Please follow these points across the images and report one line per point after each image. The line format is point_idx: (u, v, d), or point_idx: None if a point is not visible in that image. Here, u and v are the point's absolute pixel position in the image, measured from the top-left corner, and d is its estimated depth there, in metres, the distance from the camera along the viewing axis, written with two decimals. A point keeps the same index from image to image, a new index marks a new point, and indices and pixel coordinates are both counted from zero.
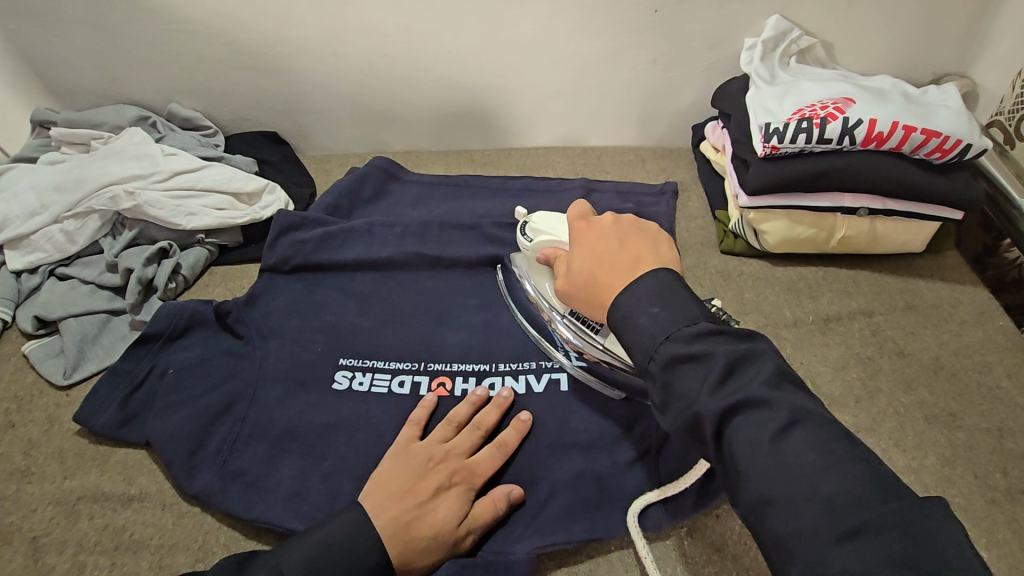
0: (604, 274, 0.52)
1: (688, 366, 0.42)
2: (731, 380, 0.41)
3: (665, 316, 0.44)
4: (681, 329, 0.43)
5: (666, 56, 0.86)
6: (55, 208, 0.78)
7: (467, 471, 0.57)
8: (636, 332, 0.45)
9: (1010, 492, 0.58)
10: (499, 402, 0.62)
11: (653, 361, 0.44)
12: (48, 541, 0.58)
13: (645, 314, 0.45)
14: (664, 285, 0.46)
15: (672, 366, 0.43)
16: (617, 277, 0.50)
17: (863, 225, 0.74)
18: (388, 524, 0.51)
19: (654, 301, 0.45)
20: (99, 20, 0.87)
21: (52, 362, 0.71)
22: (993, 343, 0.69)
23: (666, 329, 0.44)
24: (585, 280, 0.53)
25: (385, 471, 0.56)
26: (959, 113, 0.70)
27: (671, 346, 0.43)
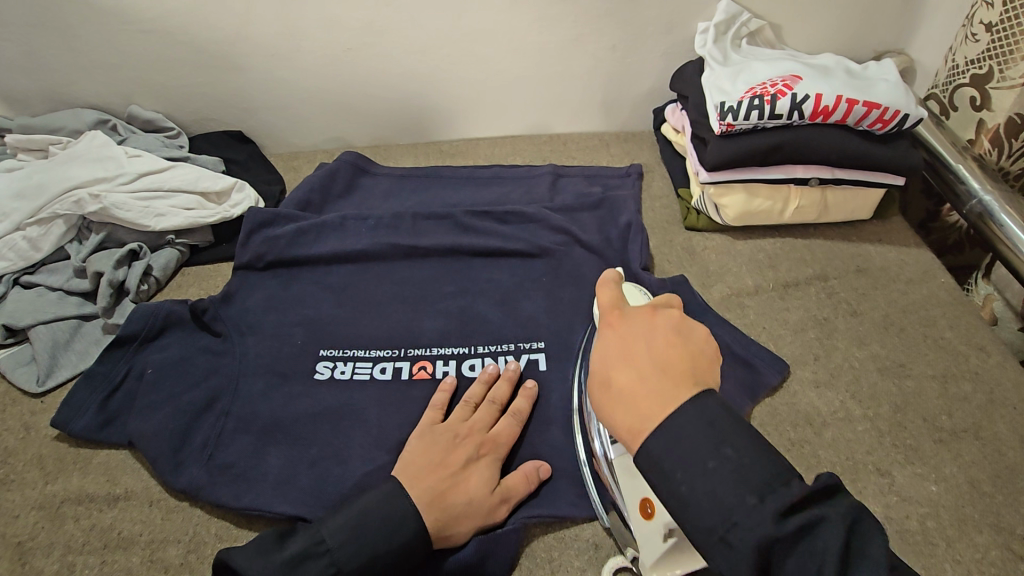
0: (628, 384, 0.44)
1: (792, 553, 0.37)
2: (850, 564, 0.37)
3: (741, 466, 0.40)
4: (772, 495, 0.38)
5: (624, 42, 0.89)
6: (17, 215, 0.76)
7: (493, 443, 0.59)
8: (702, 489, 0.40)
9: (954, 431, 0.62)
10: (508, 375, 0.64)
11: (736, 530, 0.38)
12: (34, 545, 0.58)
13: (714, 456, 0.40)
14: (713, 422, 0.41)
15: (769, 549, 0.37)
16: (647, 394, 0.43)
17: (814, 196, 0.78)
18: (424, 493, 0.54)
19: (722, 440, 0.41)
20: (50, 22, 0.85)
21: (24, 370, 0.70)
22: (937, 298, 0.74)
23: (751, 489, 0.38)
24: (602, 381, 0.46)
25: (414, 448, 0.58)
26: (897, 86, 0.75)
27: (767, 521, 0.37)
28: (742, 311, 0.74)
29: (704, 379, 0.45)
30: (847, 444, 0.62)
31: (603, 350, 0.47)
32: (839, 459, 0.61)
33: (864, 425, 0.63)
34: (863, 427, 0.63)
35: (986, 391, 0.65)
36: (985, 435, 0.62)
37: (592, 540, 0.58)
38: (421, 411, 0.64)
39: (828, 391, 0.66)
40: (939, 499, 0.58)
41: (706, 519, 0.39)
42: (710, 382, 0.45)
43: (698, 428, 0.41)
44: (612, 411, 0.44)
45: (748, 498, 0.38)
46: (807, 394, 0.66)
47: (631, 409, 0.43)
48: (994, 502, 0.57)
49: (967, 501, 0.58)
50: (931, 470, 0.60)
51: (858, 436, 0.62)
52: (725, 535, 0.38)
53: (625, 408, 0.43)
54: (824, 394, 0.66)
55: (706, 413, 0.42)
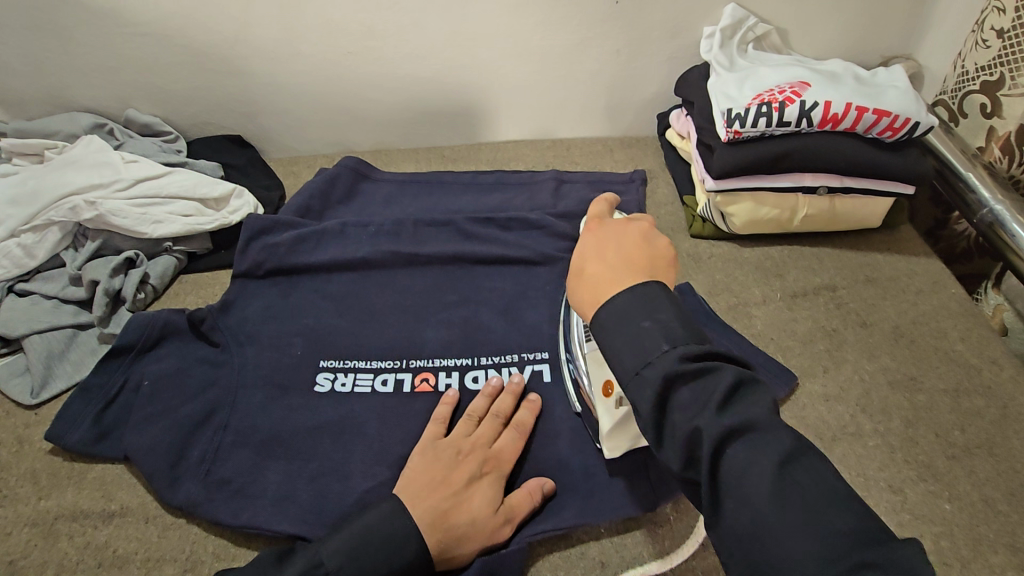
0: (594, 267, 0.48)
1: (689, 385, 0.40)
2: (736, 400, 0.39)
3: (667, 325, 0.42)
4: (685, 343, 0.41)
5: (629, 46, 0.88)
6: (11, 222, 0.75)
7: (496, 459, 0.58)
8: (631, 336, 0.43)
9: (967, 447, 0.61)
10: (511, 389, 0.63)
11: (649, 366, 0.41)
12: (27, 564, 0.57)
13: (645, 318, 0.43)
14: (652, 297, 0.44)
15: (670, 381, 0.40)
16: (608, 273, 0.47)
17: (823, 205, 0.77)
18: (426, 514, 0.52)
19: (659, 309, 0.43)
20: (46, 24, 0.83)
21: (18, 382, 0.68)
22: (947, 309, 0.73)
23: (667, 335, 0.41)
24: (575, 269, 0.51)
25: (417, 465, 0.57)
26: (907, 93, 0.73)
27: (672, 358, 0.40)
28: (749, 321, 0.73)
29: (662, 276, 0.48)
30: (858, 459, 0.61)
31: (580, 247, 0.52)
32: (850, 475, 0.60)
33: (875, 440, 0.62)
34: (874, 443, 0.62)
35: (999, 406, 0.64)
36: (999, 451, 0.61)
37: (599, 558, 0.57)
38: (424, 425, 0.62)
39: (838, 405, 0.65)
40: (953, 517, 0.57)
41: (625, 359, 0.42)
42: (669, 281, 0.48)
43: (639, 296, 0.44)
44: (578, 291, 0.49)
45: (662, 342, 0.41)
46: (816, 407, 0.65)
47: (593, 286, 0.47)
48: (1009, 522, 0.56)
49: (982, 520, 0.56)
50: (944, 488, 0.59)
51: (869, 452, 0.61)
52: (639, 369, 0.41)
53: (589, 285, 0.48)
54: (834, 408, 0.65)
55: (651, 287, 0.44)
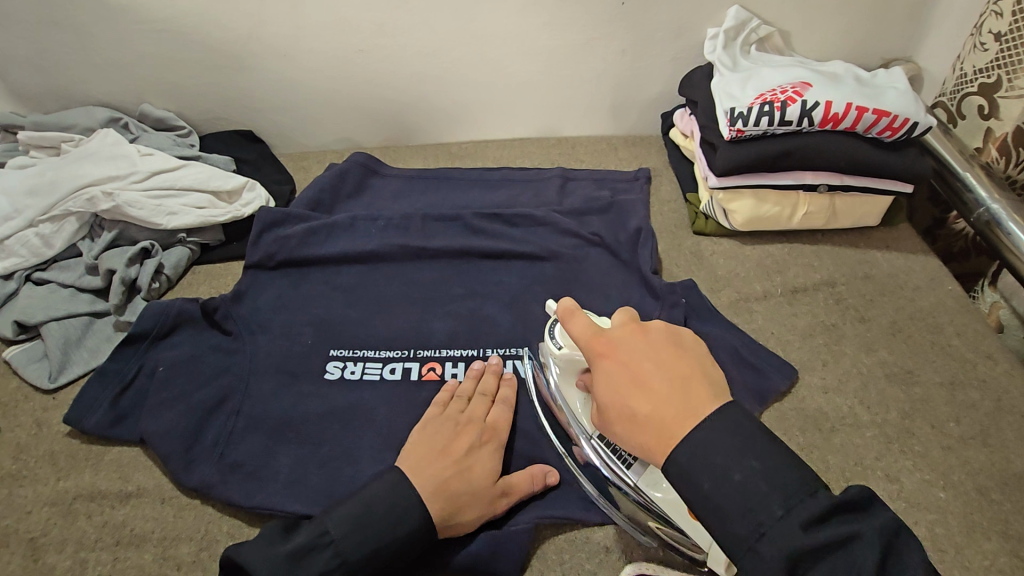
0: (645, 408, 0.44)
1: (823, 563, 0.38)
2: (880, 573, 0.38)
3: (768, 477, 0.40)
4: (801, 505, 0.39)
5: (634, 47, 0.90)
6: (29, 212, 0.77)
7: (491, 433, 0.60)
8: (729, 496, 0.40)
9: (962, 438, 0.63)
10: (492, 369, 0.66)
11: (766, 539, 0.39)
12: (47, 541, 0.58)
13: (737, 468, 0.41)
14: (733, 432, 0.42)
15: (799, 562, 0.38)
16: (668, 413, 0.43)
17: (823, 202, 0.79)
18: (429, 482, 0.54)
19: (747, 451, 0.41)
20: (65, 21, 0.85)
21: (36, 367, 0.70)
22: (944, 305, 0.74)
23: (777, 498, 0.39)
24: (617, 407, 0.46)
25: (416, 439, 0.59)
26: (906, 94, 0.75)
27: (796, 532, 0.38)
28: (749, 316, 0.75)
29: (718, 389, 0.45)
30: (855, 449, 0.62)
31: (608, 380, 0.47)
32: (847, 464, 0.61)
33: (872, 431, 0.64)
34: (872, 433, 0.64)
35: (993, 398, 0.65)
36: (993, 442, 0.62)
37: (604, 542, 0.58)
38: (423, 408, 0.64)
39: (836, 397, 0.66)
40: (947, 505, 0.58)
41: (734, 529, 0.40)
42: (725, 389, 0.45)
43: (723, 435, 0.42)
44: (635, 434, 0.45)
45: (775, 509, 0.39)
46: (815, 399, 0.66)
47: (658, 431, 0.43)
48: (1001, 510, 0.58)
49: (976, 508, 0.58)
50: (940, 477, 0.60)
51: (866, 442, 0.63)
52: (755, 543, 0.39)
53: (651, 429, 0.44)
54: (832, 400, 0.66)
55: (728, 419, 0.42)
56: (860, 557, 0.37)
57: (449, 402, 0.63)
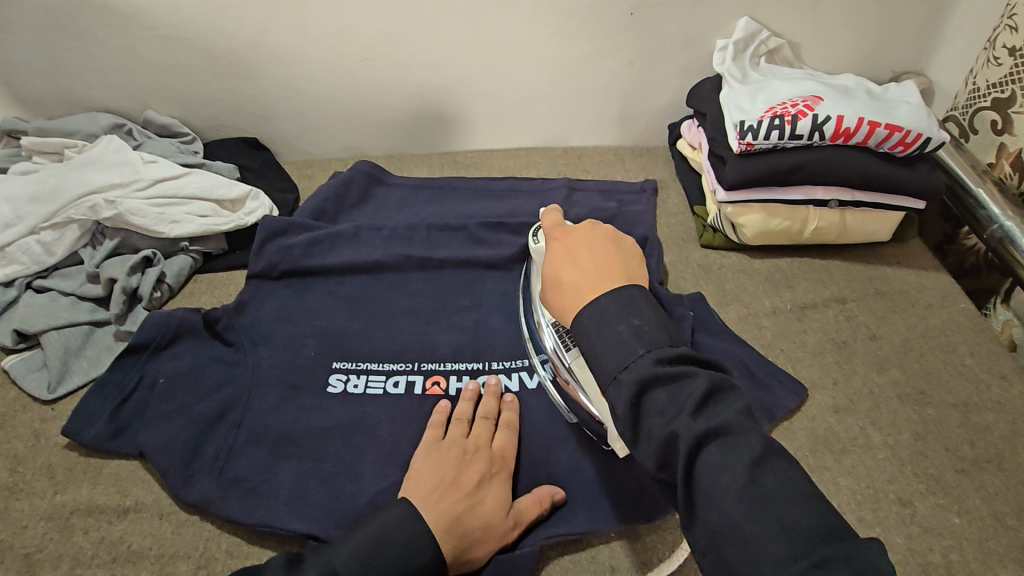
0: (570, 276, 0.51)
1: (664, 389, 0.42)
2: (711, 407, 0.41)
3: (643, 332, 0.44)
4: (659, 347, 0.44)
5: (643, 57, 0.89)
6: (31, 219, 0.76)
7: (498, 461, 0.59)
8: (609, 340, 0.45)
9: (977, 461, 0.61)
10: (491, 391, 0.64)
11: (625, 370, 0.43)
12: (42, 557, 0.57)
13: (621, 321, 0.45)
14: (632, 298, 0.47)
15: (646, 385, 0.42)
16: (585, 281, 0.50)
17: (834, 217, 0.78)
18: (441, 517, 0.52)
19: (632, 313, 0.46)
20: (70, 26, 0.85)
21: (35, 377, 0.69)
22: (957, 323, 0.73)
23: (642, 340, 0.44)
24: (550, 278, 0.53)
25: (422, 469, 0.57)
26: (919, 109, 0.74)
27: (647, 363, 0.43)
28: (758, 332, 0.74)
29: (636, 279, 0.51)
30: (868, 472, 0.61)
31: (550, 261, 0.55)
32: (860, 487, 0.60)
33: (884, 453, 0.62)
34: (884, 456, 0.62)
35: (1008, 421, 0.64)
36: (1009, 466, 0.61)
37: (608, 562, 0.57)
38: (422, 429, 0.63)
39: (847, 416, 0.65)
40: (963, 532, 0.57)
41: (605, 364, 0.45)
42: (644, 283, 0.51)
43: (618, 300, 0.47)
44: (557, 299, 0.51)
45: (638, 348, 0.44)
46: (825, 419, 0.65)
47: (573, 294, 0.50)
48: (1018, 536, 0.56)
49: (992, 535, 0.57)
50: (954, 502, 0.59)
51: (878, 464, 0.62)
52: (617, 374, 0.44)
53: (567, 292, 0.50)
54: (843, 420, 0.65)
55: (628, 290, 0.47)
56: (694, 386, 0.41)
57: (451, 428, 0.61)
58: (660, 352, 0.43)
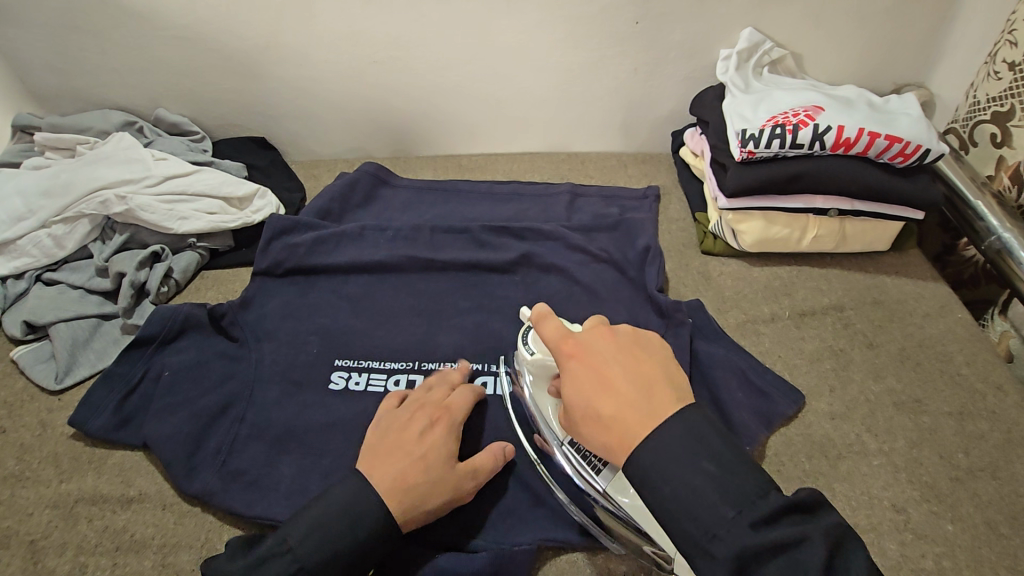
0: (610, 408, 0.45)
1: (778, 562, 0.38)
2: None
3: (719, 478, 0.41)
4: (750, 507, 0.40)
5: (647, 66, 0.90)
6: (43, 213, 0.77)
7: (449, 418, 0.59)
8: (691, 501, 0.41)
9: (971, 469, 0.62)
10: (455, 368, 0.66)
11: (717, 540, 0.39)
12: (47, 544, 0.58)
13: (693, 470, 0.41)
14: (695, 431, 0.43)
15: (749, 561, 0.38)
16: (632, 413, 0.44)
17: (833, 226, 0.79)
18: (388, 475, 0.53)
19: (701, 453, 0.42)
20: (85, 26, 0.87)
21: (43, 367, 0.71)
22: (954, 333, 0.74)
23: (731, 501, 0.40)
24: (583, 409, 0.47)
25: (372, 438, 0.57)
26: (919, 121, 0.75)
27: (744, 528, 0.39)
28: (756, 338, 0.74)
29: (680, 390, 0.47)
30: (862, 478, 0.62)
31: (573, 382, 0.48)
32: (854, 493, 0.61)
33: (879, 460, 0.63)
34: (879, 462, 0.63)
35: (1003, 430, 0.65)
36: (1003, 474, 0.62)
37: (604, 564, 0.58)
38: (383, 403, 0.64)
39: (843, 423, 0.66)
40: (955, 538, 0.57)
41: (687, 528, 0.41)
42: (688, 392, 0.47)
43: (681, 438, 0.42)
44: (601, 435, 0.46)
45: (727, 511, 0.40)
46: (821, 425, 0.66)
47: (623, 431, 0.44)
48: (1011, 544, 0.57)
49: (984, 542, 0.57)
50: (948, 509, 0.59)
51: (873, 471, 0.62)
52: (705, 542, 0.40)
53: (614, 429, 0.45)
54: (839, 427, 0.66)
55: (690, 424, 0.43)
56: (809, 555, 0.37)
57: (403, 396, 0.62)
58: (754, 512, 0.39)
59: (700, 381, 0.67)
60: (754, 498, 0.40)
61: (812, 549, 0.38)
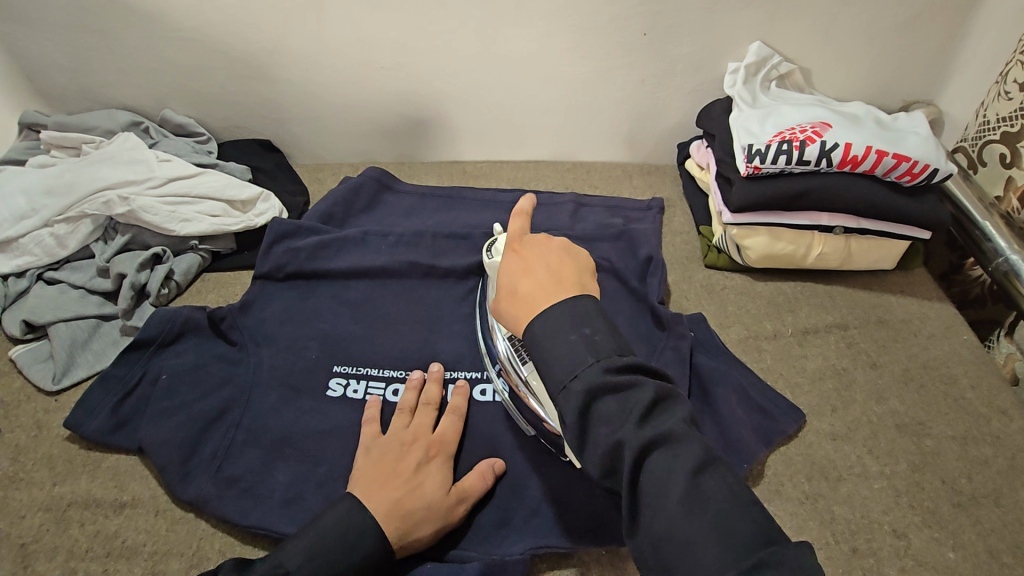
0: (524, 285, 0.49)
1: (613, 399, 0.42)
2: (658, 417, 0.42)
3: (594, 339, 0.44)
4: (609, 357, 0.43)
5: (654, 77, 0.90)
6: (46, 212, 0.77)
7: (439, 444, 0.60)
8: (562, 351, 0.44)
9: (973, 496, 0.61)
10: (434, 377, 0.66)
11: (574, 379, 0.43)
12: (38, 548, 0.58)
13: (573, 331, 0.45)
14: (589, 310, 0.46)
15: (594, 395, 0.42)
16: (540, 290, 0.48)
17: (839, 243, 0.78)
18: (381, 503, 0.53)
19: (586, 322, 0.45)
20: (94, 26, 0.87)
21: (41, 368, 0.70)
22: (958, 355, 0.73)
23: (594, 351, 0.43)
24: (504, 287, 0.51)
25: (364, 464, 0.58)
26: (927, 140, 0.74)
27: (599, 373, 0.43)
28: (758, 355, 0.74)
29: (591, 290, 0.50)
30: (863, 501, 0.61)
31: (504, 269, 0.53)
32: (854, 517, 0.60)
33: (881, 483, 0.62)
34: (881, 485, 0.62)
35: (1007, 457, 0.64)
36: (1006, 501, 0.61)
37: None
38: (360, 429, 0.63)
39: (845, 444, 0.65)
40: (956, 567, 0.57)
41: (554, 371, 0.44)
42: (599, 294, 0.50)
43: (569, 312, 0.45)
44: (510, 308, 0.49)
45: (589, 358, 0.43)
46: (823, 446, 0.65)
47: (528, 304, 0.48)
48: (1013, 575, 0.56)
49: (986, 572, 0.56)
50: (949, 536, 0.58)
51: (874, 494, 0.61)
52: (567, 383, 0.43)
53: (522, 301, 0.48)
54: (841, 448, 0.65)
55: (584, 302, 0.46)
56: (641, 393, 0.42)
57: (392, 421, 0.62)
58: (609, 360, 0.43)
59: (701, 397, 0.66)
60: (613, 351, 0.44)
61: (644, 390, 0.42)
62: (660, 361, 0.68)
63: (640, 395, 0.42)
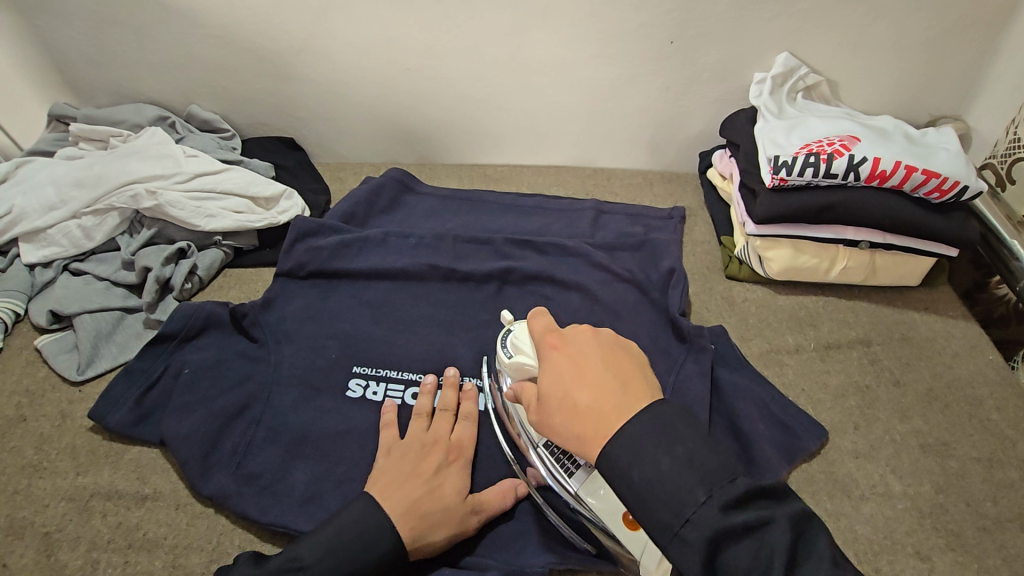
0: (585, 398, 0.45)
1: (740, 541, 0.39)
2: (797, 560, 0.39)
3: (692, 463, 0.41)
4: (720, 488, 0.40)
5: (679, 85, 0.89)
6: (74, 204, 0.78)
7: (458, 451, 0.60)
8: (661, 484, 0.41)
9: (999, 520, 0.60)
10: (451, 383, 0.66)
11: (688, 524, 0.39)
12: (61, 537, 0.59)
13: (665, 457, 0.41)
14: (670, 421, 0.42)
15: (717, 541, 0.39)
16: (606, 403, 0.45)
17: (863, 258, 0.78)
18: (399, 503, 0.53)
19: (674, 440, 0.42)
20: (124, 21, 0.88)
21: (66, 358, 0.71)
22: (984, 376, 0.72)
23: (702, 482, 0.40)
24: (559, 400, 0.47)
25: (383, 465, 0.58)
26: (958, 156, 0.73)
27: (714, 512, 0.39)
28: (779, 369, 0.73)
29: (654, 388, 0.47)
30: (886, 522, 0.60)
31: (552, 374, 0.49)
32: (876, 537, 0.59)
33: (904, 504, 0.61)
34: (904, 505, 0.61)
35: None
36: None
37: None
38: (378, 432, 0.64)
39: (867, 463, 0.64)
40: None
41: (660, 512, 0.40)
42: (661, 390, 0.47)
43: (649, 428, 0.42)
44: (572, 425, 0.45)
45: (699, 493, 0.40)
46: (845, 463, 0.65)
47: (595, 420, 0.44)
48: None
49: None
50: (973, 560, 0.58)
51: (897, 514, 0.61)
52: (678, 525, 0.40)
53: (588, 419, 0.45)
54: (862, 466, 0.64)
55: (660, 412, 0.43)
56: (775, 536, 0.38)
57: (411, 425, 0.62)
58: (723, 494, 0.40)
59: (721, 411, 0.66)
60: (723, 480, 0.40)
61: (777, 529, 0.39)
62: (680, 373, 0.68)
63: (772, 535, 0.39)
